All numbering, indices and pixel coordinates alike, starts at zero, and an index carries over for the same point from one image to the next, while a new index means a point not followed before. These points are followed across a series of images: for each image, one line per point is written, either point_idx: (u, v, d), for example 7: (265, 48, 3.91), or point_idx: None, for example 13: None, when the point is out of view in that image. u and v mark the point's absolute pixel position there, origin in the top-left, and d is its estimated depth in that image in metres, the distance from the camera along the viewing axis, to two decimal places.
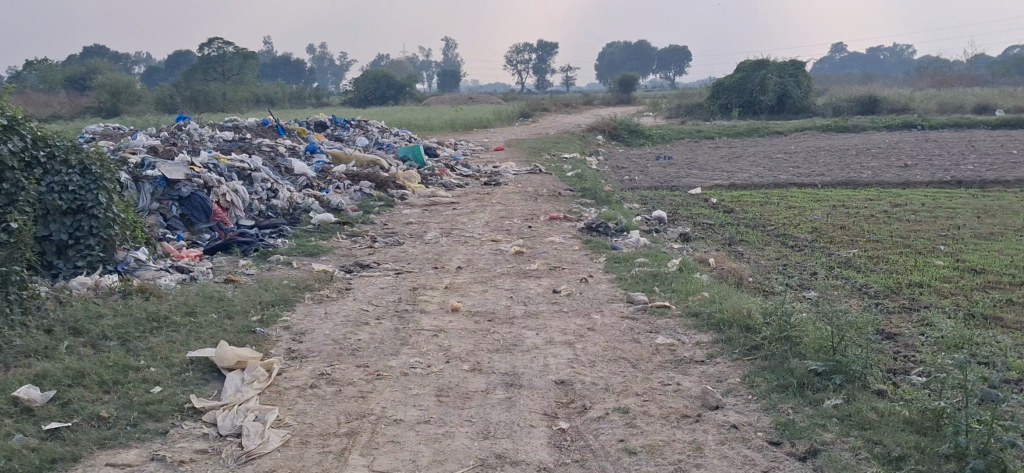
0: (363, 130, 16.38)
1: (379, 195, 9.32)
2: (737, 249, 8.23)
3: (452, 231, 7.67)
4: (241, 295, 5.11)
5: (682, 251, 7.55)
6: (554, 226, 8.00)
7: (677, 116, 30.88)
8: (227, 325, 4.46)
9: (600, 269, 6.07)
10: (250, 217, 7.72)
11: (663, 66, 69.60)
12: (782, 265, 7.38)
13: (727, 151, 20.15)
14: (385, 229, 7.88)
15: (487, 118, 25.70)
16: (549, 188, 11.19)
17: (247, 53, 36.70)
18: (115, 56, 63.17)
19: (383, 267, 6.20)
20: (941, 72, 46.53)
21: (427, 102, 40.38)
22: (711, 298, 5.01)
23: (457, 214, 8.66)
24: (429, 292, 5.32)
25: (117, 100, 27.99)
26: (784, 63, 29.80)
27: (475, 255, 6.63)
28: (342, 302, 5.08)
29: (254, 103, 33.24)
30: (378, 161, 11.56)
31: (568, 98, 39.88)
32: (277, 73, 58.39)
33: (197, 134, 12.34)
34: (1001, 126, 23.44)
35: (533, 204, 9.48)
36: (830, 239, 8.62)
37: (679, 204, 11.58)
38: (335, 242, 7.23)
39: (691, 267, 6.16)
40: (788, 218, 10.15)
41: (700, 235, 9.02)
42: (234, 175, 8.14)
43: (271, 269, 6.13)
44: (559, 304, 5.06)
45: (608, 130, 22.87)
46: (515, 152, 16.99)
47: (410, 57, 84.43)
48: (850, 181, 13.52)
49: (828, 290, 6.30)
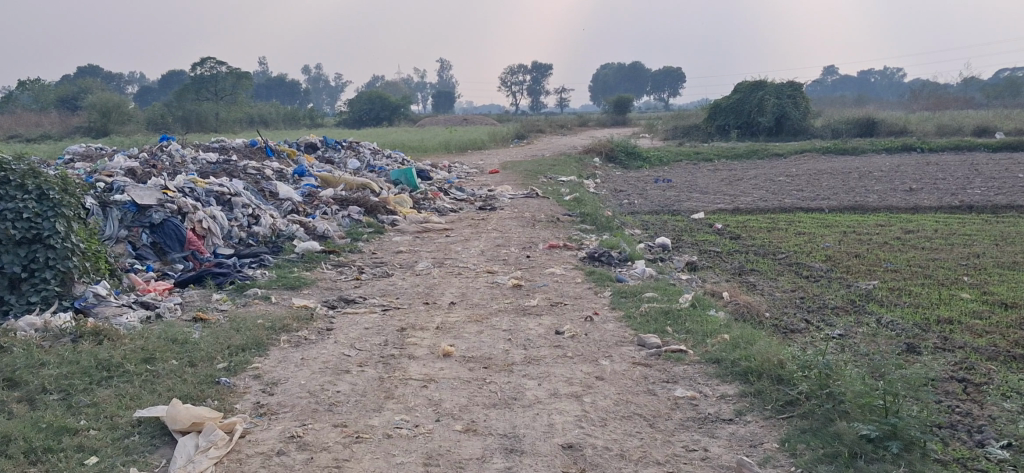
0: (354, 151, 15.90)
1: (368, 221, 8.82)
2: (748, 280, 7.74)
3: (445, 262, 7.17)
4: (209, 337, 4.60)
5: (692, 283, 7.06)
6: (553, 256, 7.50)
7: (674, 138, 30.47)
8: (187, 375, 3.95)
9: (606, 305, 5.57)
10: (228, 245, 7.20)
11: (658, 89, 69.45)
12: (798, 300, 6.90)
13: (727, 174, 19.73)
14: (374, 258, 7.38)
15: (481, 140, 25.28)
16: (547, 214, 10.70)
17: (240, 73, 36.26)
18: (110, 76, 62.82)
19: (370, 302, 5.69)
20: (936, 95, 46.29)
21: (422, 123, 39.92)
22: (732, 341, 4.51)
23: (450, 241, 8.16)
24: (418, 332, 4.81)
25: (108, 119, 27.46)
26: (782, 85, 29.44)
27: (468, 289, 6.12)
28: (321, 344, 4.56)
29: (247, 124, 32.74)
30: (368, 185, 11.08)
31: (563, 119, 39.46)
32: (271, 94, 58.06)
33: (179, 155, 11.81)
34: (1002, 148, 23.06)
35: (530, 231, 8.99)
36: (845, 269, 8.14)
37: (682, 230, 11.10)
38: (319, 273, 6.73)
39: (706, 304, 5.67)
40: (799, 245, 9.68)
41: (707, 263, 8.53)
42: (212, 201, 7.63)
43: (247, 304, 5.62)
44: (563, 348, 4.55)
45: (605, 151, 22.40)
46: (510, 175, 16.50)
47: (405, 79, 84.42)
48: (858, 206, 13.06)
49: (852, 331, 5.81)
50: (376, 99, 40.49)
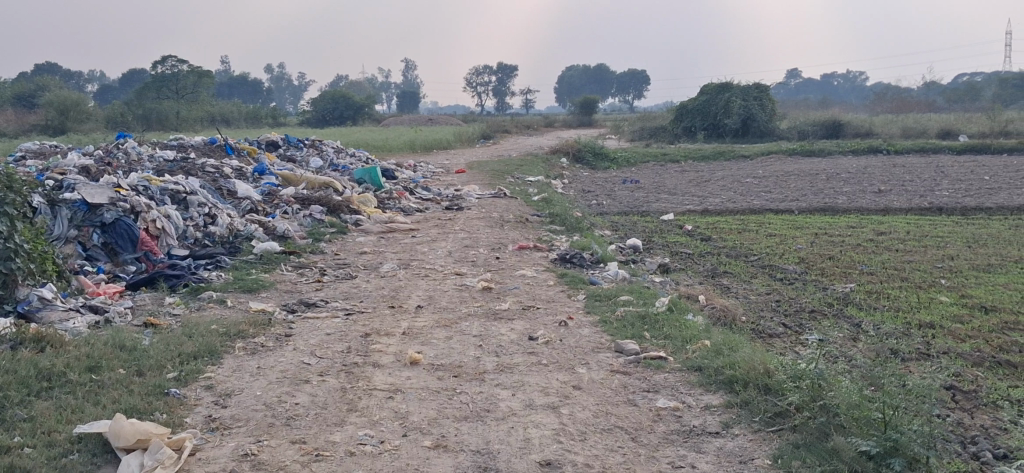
0: (317, 150, 15.57)
1: (331, 221, 8.54)
2: (722, 282, 7.55)
3: (411, 263, 6.91)
4: (160, 343, 4.30)
5: (665, 286, 6.86)
6: (523, 257, 7.27)
7: (641, 139, 30.39)
8: (134, 385, 3.65)
9: (580, 309, 5.35)
10: (184, 246, 6.88)
11: (623, 90, 69.55)
12: (774, 302, 6.73)
13: (694, 175, 19.63)
14: (336, 259, 7.10)
15: (447, 139, 24.99)
16: (515, 214, 10.46)
17: (202, 72, 35.63)
18: (67, 73, 61.57)
19: (332, 306, 5.42)
20: (899, 97, 46.76)
21: (386, 123, 39.54)
22: (714, 348, 4.30)
23: (416, 242, 7.90)
24: (384, 339, 4.54)
25: (65, 117, 26.81)
26: (748, 86, 29.47)
27: (436, 292, 5.86)
28: (279, 351, 4.29)
29: (208, 123, 32.19)
30: (331, 183, 10.79)
31: (528, 119, 39.26)
32: (233, 92, 57.27)
33: (135, 153, 11.41)
34: (966, 151, 23.20)
35: (499, 231, 8.75)
36: (820, 271, 8.00)
37: (652, 231, 10.92)
38: (279, 275, 6.44)
39: (684, 308, 5.46)
40: (771, 247, 9.53)
41: (680, 265, 8.34)
42: (167, 199, 7.30)
43: (202, 308, 5.31)
44: (537, 355, 4.32)
45: (572, 152, 22.22)
46: (476, 175, 16.25)
47: (369, 78, 83.82)
48: (827, 207, 12.98)
49: (833, 337, 5.64)
50: (340, 98, 40.04)
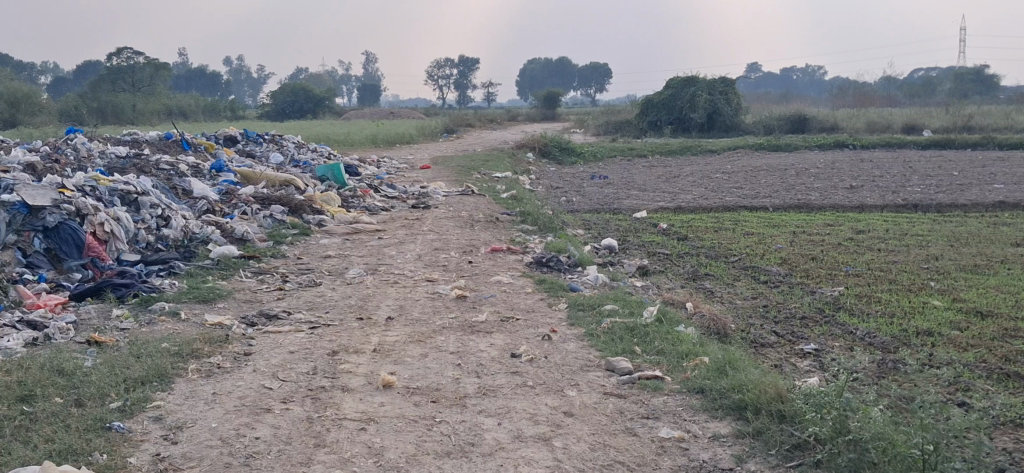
0: (277, 145, 15.07)
1: (293, 222, 8.10)
2: (704, 287, 7.23)
3: (379, 268, 6.50)
4: (103, 366, 3.86)
5: (648, 293, 6.52)
6: (497, 260, 6.90)
7: (606, 133, 30.08)
8: (70, 418, 3.22)
9: (562, 320, 4.98)
10: (134, 250, 6.42)
11: (585, 83, 69.33)
12: (759, 309, 6.43)
13: (662, 171, 19.37)
14: (299, 264, 6.67)
15: (411, 134, 24.52)
16: (485, 213, 10.07)
17: (158, 64, 34.74)
18: (19, 65, 60.02)
19: (295, 318, 5.01)
20: (860, 92, 47.03)
21: (347, 116, 38.89)
22: (715, 367, 3.96)
23: (383, 245, 7.49)
24: (352, 357, 4.14)
25: (16, 110, 25.88)
26: (714, 80, 29.27)
27: (407, 301, 5.46)
28: (237, 373, 3.87)
29: (165, 116, 31.36)
30: (292, 181, 10.33)
31: (492, 113, 38.83)
32: (191, 85, 56.15)
33: (84, 149, 10.86)
34: (931, 146, 23.20)
35: (470, 232, 8.37)
36: (804, 274, 7.71)
37: (626, 230, 10.58)
38: (238, 282, 6.00)
39: (674, 318, 5.11)
40: (751, 246, 9.25)
41: (660, 267, 8.02)
42: (116, 200, 6.82)
43: (152, 322, 4.87)
44: (522, 375, 3.95)
45: (539, 146, 21.83)
46: (442, 171, 15.84)
47: (330, 72, 82.87)
48: (802, 204, 12.74)
49: (829, 349, 5.32)
50: (300, 91, 39.29)
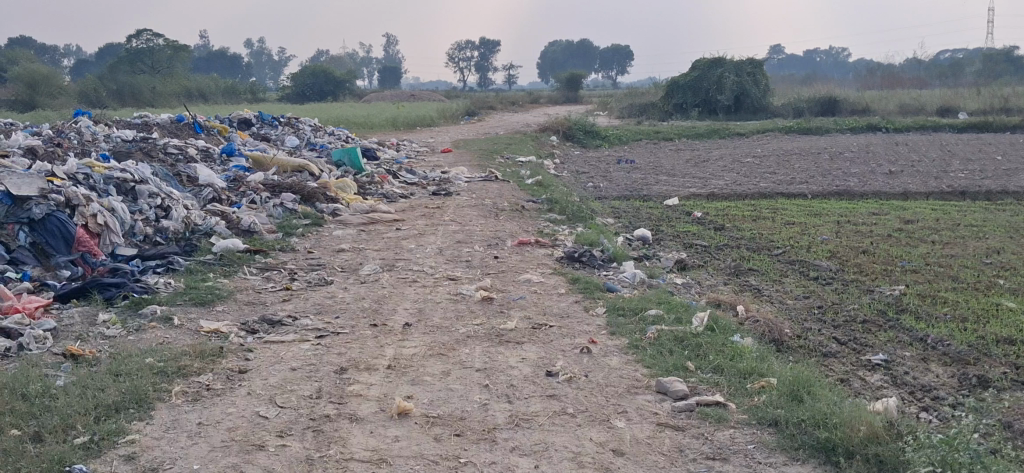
0: (293, 128, 14.54)
1: (305, 211, 7.57)
2: (750, 283, 6.64)
3: (396, 264, 5.95)
4: (75, 386, 3.34)
5: (692, 293, 5.94)
6: (525, 255, 6.33)
7: (630, 116, 29.38)
8: (24, 460, 2.70)
9: (602, 328, 4.42)
10: (130, 244, 5.91)
11: (606, 65, 68.42)
12: (815, 310, 5.84)
13: (690, 155, 18.72)
14: (310, 259, 6.14)
15: (431, 117, 23.94)
16: (509, 201, 9.50)
17: (178, 46, 34.27)
18: (42, 48, 59.83)
19: (301, 325, 4.48)
20: (887, 73, 46.01)
21: (367, 99, 38.33)
22: (786, 393, 3.38)
23: (402, 237, 6.94)
24: (363, 376, 3.59)
25: (36, 92, 25.43)
26: (741, 62, 28.46)
27: (426, 303, 4.91)
28: (229, 397, 3.33)
29: (185, 98, 30.91)
30: (306, 166, 9.79)
31: (513, 95, 38.16)
32: (211, 66, 55.74)
33: (89, 133, 10.36)
34: (968, 129, 22.40)
35: (494, 222, 7.80)
36: (858, 269, 7.09)
37: (658, 219, 9.98)
38: (242, 280, 5.48)
39: (728, 326, 4.53)
40: (794, 238, 8.64)
41: (699, 261, 7.44)
42: (112, 189, 6.30)
43: (141, 330, 4.35)
44: (561, 398, 3.39)
45: (563, 130, 21.19)
46: (463, 155, 15.29)
47: (351, 54, 82.34)
48: (843, 190, 12.09)
49: (901, 360, 4.73)
50: (319, 73, 38.78)
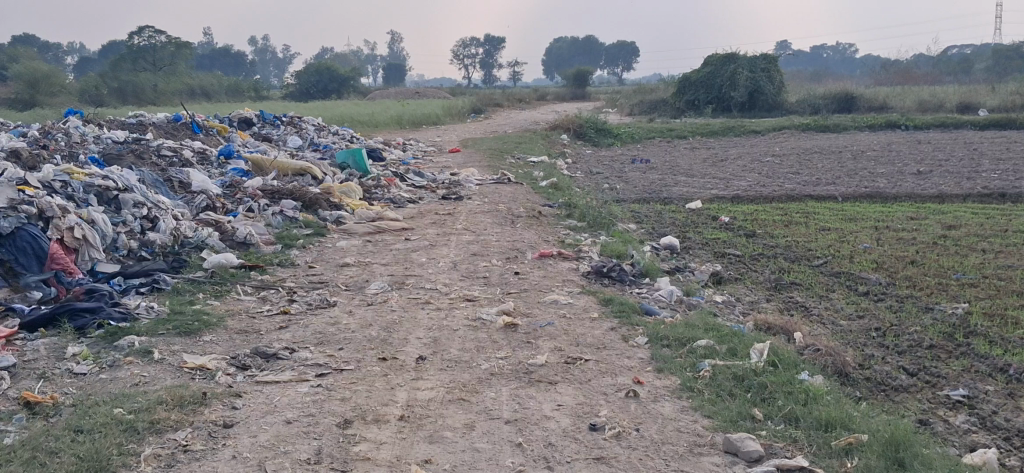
0: (296, 128, 13.97)
1: (307, 219, 7.00)
2: (794, 300, 6.05)
3: (406, 282, 5.36)
4: (24, 448, 2.76)
5: (735, 314, 5.34)
6: (548, 270, 5.76)
7: (641, 113, 28.72)
8: None
9: (645, 363, 3.82)
10: (112, 260, 5.34)
11: (612, 62, 67.77)
12: (872, 333, 5.25)
13: (706, 154, 18.12)
14: (312, 276, 5.56)
15: (437, 115, 23.33)
16: (525, 206, 8.92)
17: (182, 43, 33.68)
18: (45, 46, 59.24)
19: (299, 361, 3.89)
20: (898, 69, 45.36)
21: (372, 96, 37.70)
22: (885, 457, 2.79)
23: (412, 249, 6.36)
24: (372, 431, 3.00)
25: (37, 90, 24.80)
26: (754, 57, 27.77)
27: (441, 330, 4.31)
28: (209, 463, 2.74)
29: (188, 96, 30.34)
30: (309, 169, 9.21)
31: (520, 92, 37.54)
32: (216, 65, 55.13)
33: (79, 134, 9.78)
34: (989, 126, 21.76)
35: (511, 231, 7.22)
36: (910, 283, 6.49)
37: (682, 224, 9.39)
38: (235, 302, 4.90)
39: (792, 360, 3.94)
40: (832, 247, 8.05)
41: (734, 273, 6.85)
42: (92, 199, 5.72)
43: (114, 367, 3.77)
44: (610, 462, 2.80)
45: (574, 128, 20.57)
46: (472, 155, 14.69)
47: (355, 52, 81.76)
48: (873, 192, 11.49)
49: (986, 396, 4.14)
50: (324, 70, 38.15)
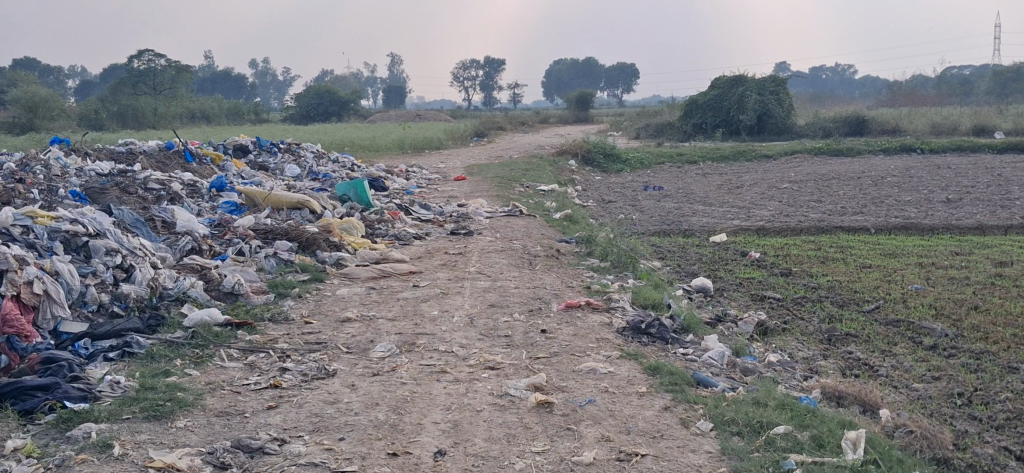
0: (293, 155, 13.30)
1: (303, 264, 6.30)
2: (855, 357, 5.33)
3: (418, 343, 4.64)
4: None
5: (797, 380, 4.63)
6: (578, 325, 5.04)
7: (648, 136, 28.08)
8: None
9: (716, 462, 3.10)
10: (79, 318, 4.63)
11: (612, 84, 67.25)
12: (957, 400, 4.52)
13: (721, 180, 17.46)
14: (308, 334, 4.84)
15: (440, 138, 22.65)
16: (540, 243, 8.19)
17: (181, 66, 33.06)
18: (46, 69, 58.69)
19: (290, 458, 3.16)
20: (904, 90, 44.69)
21: (373, 119, 37.10)
22: None
23: (421, 299, 5.64)
24: None
25: (34, 114, 24.16)
26: (762, 79, 27.17)
27: (462, 412, 3.59)
28: None
29: (187, 120, 29.74)
30: (306, 203, 8.50)
31: (522, 114, 36.91)
32: (216, 88, 54.59)
33: (59, 166, 9.09)
34: (1008, 150, 21.11)
35: (530, 275, 6.51)
36: (982, 336, 5.76)
37: (710, 260, 8.69)
38: (219, 370, 4.19)
39: (893, 456, 3.22)
40: (881, 288, 7.33)
41: (780, 322, 6.14)
42: (57, 247, 5.02)
43: (63, 468, 3.05)
44: None
45: (581, 153, 19.89)
46: (479, 183, 14.01)
47: (355, 75, 81.33)
48: (908, 223, 10.80)
49: None
50: (325, 93, 37.59)
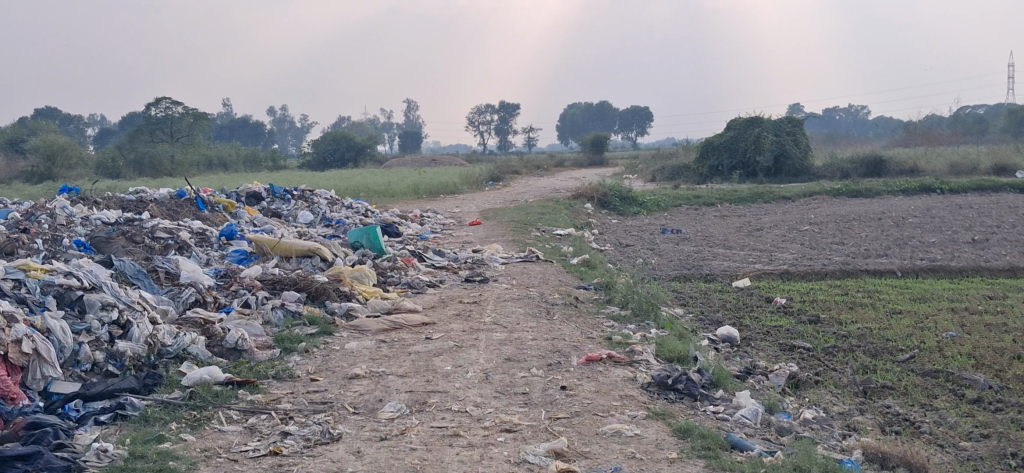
0: (306, 201, 13.10)
1: (311, 316, 6.03)
2: (895, 411, 5.00)
3: (430, 402, 4.36)
4: None
5: (836, 439, 4.31)
6: (600, 381, 4.74)
7: (664, 179, 27.83)
8: None
9: None
10: (70, 378, 4.38)
11: (626, 127, 67.23)
12: (1010, 461, 4.19)
13: (739, 222, 17.16)
14: (314, 392, 4.56)
15: (455, 183, 22.47)
16: (557, 290, 7.91)
17: (198, 114, 33.14)
18: (66, 118, 59.14)
19: None
20: (921, 130, 44.39)
21: (389, 165, 37.02)
22: None
23: (434, 353, 5.36)
24: None
25: (52, 163, 24.14)
26: (779, 120, 26.94)
27: None
28: None
29: (204, 168, 29.71)
30: (317, 250, 8.27)
31: (537, 159, 36.77)
32: (234, 135, 54.84)
33: (65, 215, 8.90)
34: None
35: (547, 325, 6.22)
36: None
37: (734, 307, 8.38)
38: (217, 435, 3.91)
39: None
40: (915, 335, 6.98)
41: (812, 373, 5.82)
42: (50, 302, 4.79)
43: None
44: None
45: (597, 196, 19.65)
46: (494, 228, 13.76)
47: (371, 120, 81.72)
48: (935, 266, 10.45)
49: None
50: (340, 139, 37.60)
